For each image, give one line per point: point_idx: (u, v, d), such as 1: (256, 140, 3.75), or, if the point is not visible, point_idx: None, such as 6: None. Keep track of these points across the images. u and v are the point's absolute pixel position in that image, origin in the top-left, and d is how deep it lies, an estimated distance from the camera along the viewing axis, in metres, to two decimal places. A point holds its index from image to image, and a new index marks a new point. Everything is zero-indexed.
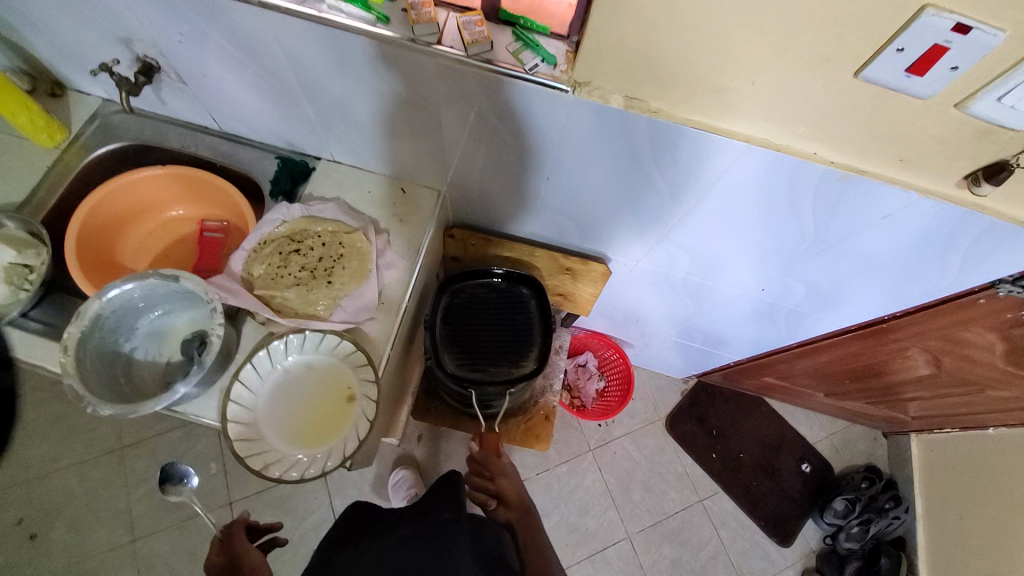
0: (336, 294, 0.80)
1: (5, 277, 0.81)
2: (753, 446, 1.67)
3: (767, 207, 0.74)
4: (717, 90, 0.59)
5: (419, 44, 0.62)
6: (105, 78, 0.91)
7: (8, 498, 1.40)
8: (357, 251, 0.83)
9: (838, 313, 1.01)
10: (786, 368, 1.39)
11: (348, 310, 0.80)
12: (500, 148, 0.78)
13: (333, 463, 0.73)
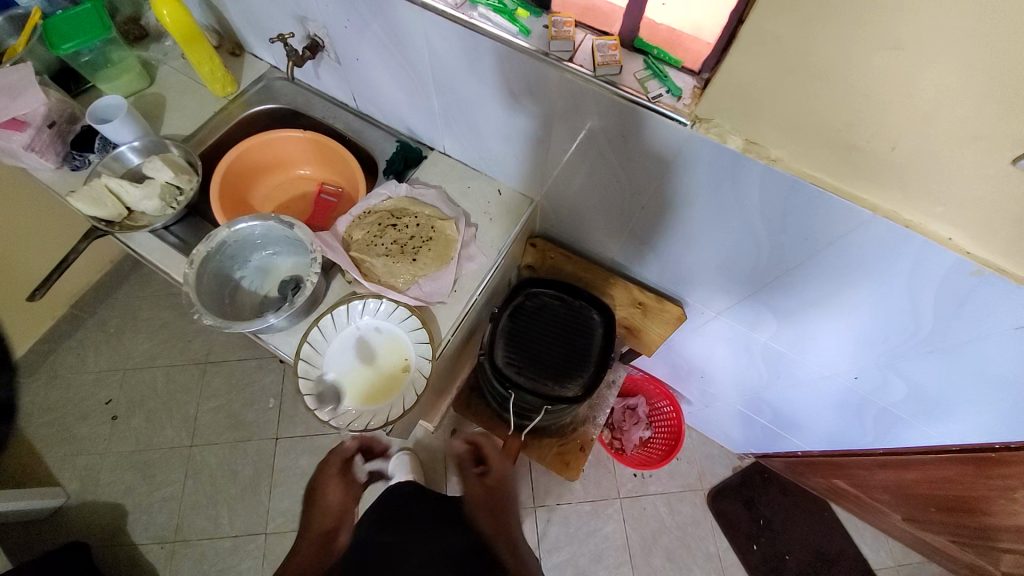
0: (417, 273, 0.85)
1: (160, 193, 0.93)
2: (802, 551, 1.52)
3: (877, 286, 0.69)
4: (847, 150, 0.55)
5: (552, 58, 0.65)
6: (277, 46, 1.04)
7: (107, 379, 1.62)
8: (446, 240, 0.87)
9: (937, 425, 0.89)
10: (862, 473, 1.25)
11: (423, 289, 0.84)
12: (602, 167, 0.79)
13: (375, 424, 0.78)
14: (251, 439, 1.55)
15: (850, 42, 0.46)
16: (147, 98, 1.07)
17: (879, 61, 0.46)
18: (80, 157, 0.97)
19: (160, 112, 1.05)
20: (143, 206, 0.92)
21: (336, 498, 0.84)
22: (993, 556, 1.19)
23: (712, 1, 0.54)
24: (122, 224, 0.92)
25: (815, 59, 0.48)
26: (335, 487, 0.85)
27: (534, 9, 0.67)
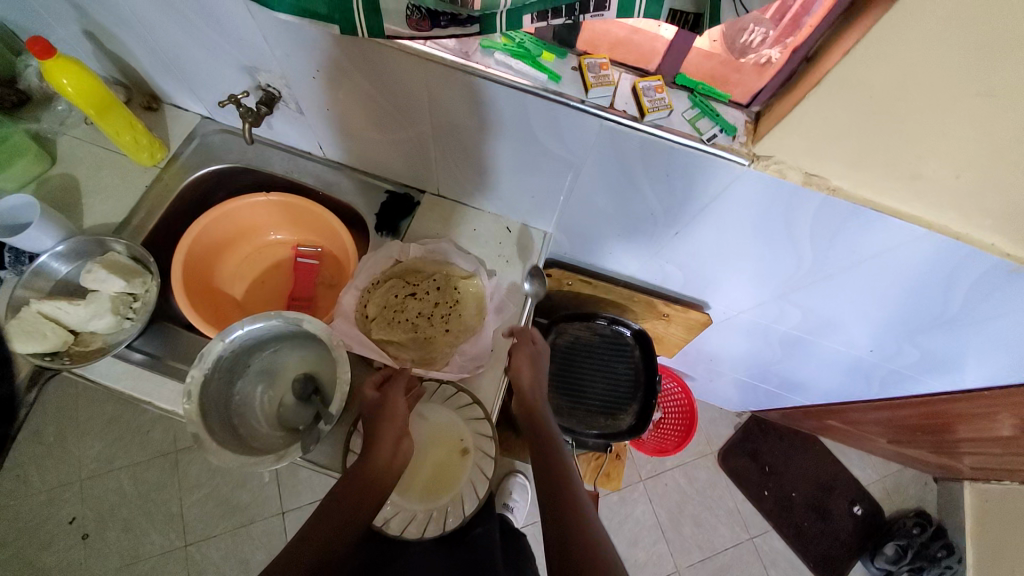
0: (453, 342, 0.78)
1: (111, 306, 0.78)
2: (806, 485, 1.65)
3: (911, 281, 0.71)
4: (911, 178, 0.54)
5: (590, 105, 0.59)
6: (230, 107, 0.89)
7: (62, 497, 1.35)
8: (473, 297, 0.81)
9: (941, 377, 0.98)
10: (854, 415, 1.35)
11: (463, 358, 0.77)
12: (634, 199, 0.75)
13: (453, 522, 0.71)
14: (254, 521, 1.43)
15: (935, 89, 0.44)
16: (53, 182, 0.87)
17: (965, 104, 0.45)
18: None
19: (78, 197, 0.87)
20: (91, 326, 0.76)
21: (388, 448, 0.64)
22: (957, 455, 1.37)
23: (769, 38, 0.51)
24: (73, 353, 0.76)
25: (896, 103, 0.47)
26: (388, 449, 0.64)
27: (558, 50, 0.60)
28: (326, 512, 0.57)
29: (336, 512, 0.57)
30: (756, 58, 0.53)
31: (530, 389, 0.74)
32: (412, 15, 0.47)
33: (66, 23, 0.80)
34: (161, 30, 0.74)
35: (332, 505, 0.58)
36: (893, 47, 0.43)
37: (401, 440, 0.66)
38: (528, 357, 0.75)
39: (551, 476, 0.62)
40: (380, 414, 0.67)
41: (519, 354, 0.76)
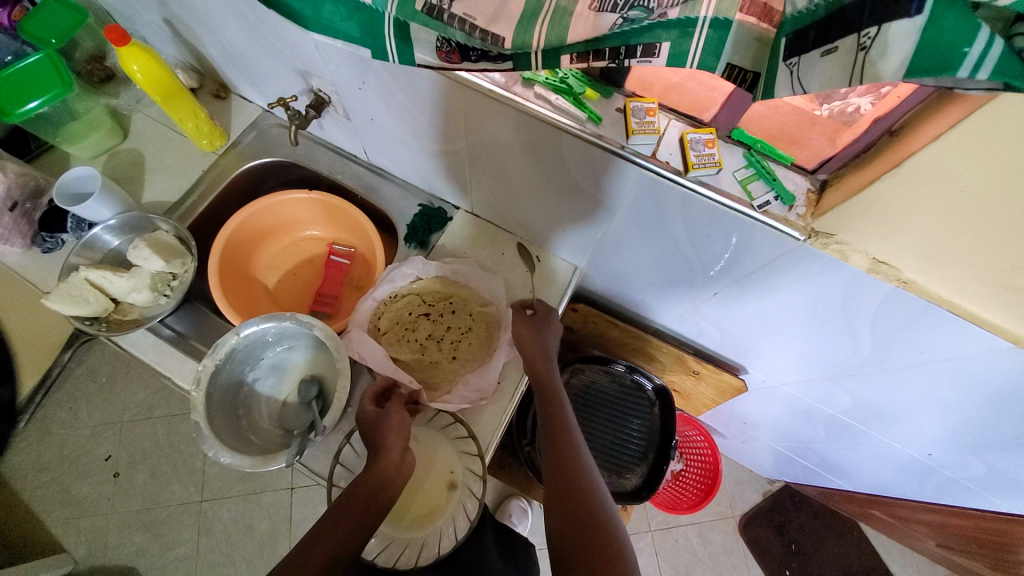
0: (460, 368, 0.76)
1: (151, 283, 0.81)
2: (834, 573, 1.49)
3: (987, 392, 0.60)
4: (1007, 288, 0.45)
5: (630, 151, 0.55)
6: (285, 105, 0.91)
7: (105, 434, 1.47)
8: (486, 326, 0.79)
9: (1014, 500, 0.83)
10: (900, 510, 1.19)
11: (466, 389, 0.75)
12: (672, 251, 0.69)
13: (427, 558, 0.68)
14: (265, 492, 1.46)
15: None
16: (123, 156, 0.94)
17: None
18: (50, 239, 0.85)
19: (141, 172, 0.93)
20: (130, 298, 0.81)
21: (393, 457, 0.61)
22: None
23: (843, 106, 0.45)
24: (110, 321, 0.81)
25: (995, 204, 0.38)
26: (395, 456, 0.61)
27: (604, 89, 0.56)
28: (327, 525, 0.54)
29: (337, 528, 0.54)
30: (843, 105, 0.45)
31: (554, 397, 0.67)
32: (442, 47, 0.44)
33: (152, 12, 0.85)
34: (229, 29, 0.77)
35: (332, 517, 0.55)
36: (995, 141, 0.35)
37: (408, 451, 0.63)
38: (535, 344, 0.71)
39: (572, 508, 0.54)
40: (385, 423, 0.64)
41: (526, 338, 0.72)
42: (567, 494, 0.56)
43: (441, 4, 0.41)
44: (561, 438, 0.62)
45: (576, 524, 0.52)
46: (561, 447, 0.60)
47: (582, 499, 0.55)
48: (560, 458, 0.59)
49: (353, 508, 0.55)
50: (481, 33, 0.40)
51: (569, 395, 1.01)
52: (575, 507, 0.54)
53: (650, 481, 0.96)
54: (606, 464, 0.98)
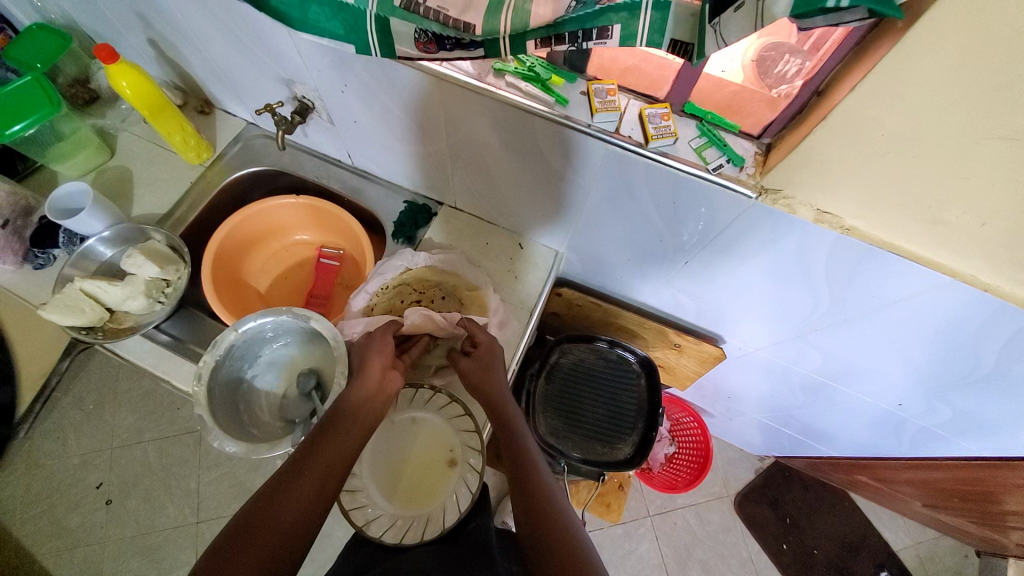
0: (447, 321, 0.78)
1: (145, 290, 0.84)
2: (829, 543, 1.53)
3: (936, 329, 0.66)
4: (932, 222, 0.51)
5: (595, 129, 0.60)
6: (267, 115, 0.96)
7: (94, 462, 1.40)
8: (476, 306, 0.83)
9: (980, 441, 0.89)
10: (883, 472, 1.24)
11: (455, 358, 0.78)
12: (642, 225, 0.74)
13: (433, 533, 0.70)
14: None
15: (949, 133, 0.43)
16: (111, 173, 0.97)
17: (986, 149, 0.42)
18: (43, 255, 0.87)
19: (130, 187, 0.96)
20: (126, 306, 0.83)
21: (374, 374, 0.66)
22: (1001, 528, 1.21)
23: (789, 88, 0.52)
24: (106, 329, 0.83)
25: (915, 140, 0.45)
26: (375, 372, 0.66)
27: (568, 75, 0.62)
28: (296, 470, 0.54)
29: (308, 474, 0.54)
30: (789, 89, 0.52)
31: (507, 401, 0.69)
32: (421, 38, 0.49)
33: (134, 32, 0.88)
34: (214, 44, 0.81)
35: (307, 457, 0.55)
36: (901, 83, 0.41)
37: (389, 370, 0.68)
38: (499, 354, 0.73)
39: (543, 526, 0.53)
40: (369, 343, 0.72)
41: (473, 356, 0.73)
42: (539, 516, 0.55)
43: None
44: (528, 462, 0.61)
45: (552, 545, 0.51)
46: (526, 468, 0.60)
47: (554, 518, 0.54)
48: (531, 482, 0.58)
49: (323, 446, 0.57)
50: (454, 21, 0.45)
51: (558, 374, 1.06)
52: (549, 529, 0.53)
53: (642, 450, 0.99)
54: (599, 437, 1.02)
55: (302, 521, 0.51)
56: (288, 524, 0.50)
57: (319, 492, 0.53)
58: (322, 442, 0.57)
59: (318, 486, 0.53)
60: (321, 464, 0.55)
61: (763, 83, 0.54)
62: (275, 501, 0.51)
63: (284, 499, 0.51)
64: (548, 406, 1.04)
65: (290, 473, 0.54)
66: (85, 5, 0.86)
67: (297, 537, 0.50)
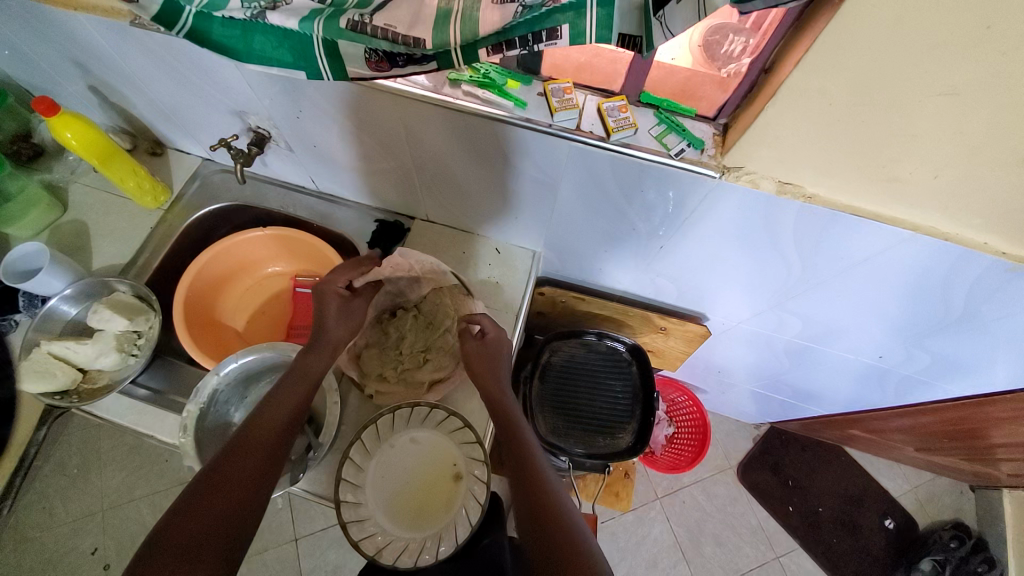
0: (401, 268, 0.83)
1: (116, 344, 0.81)
2: (833, 499, 1.57)
3: (906, 282, 0.69)
4: (889, 180, 0.54)
5: (556, 128, 0.61)
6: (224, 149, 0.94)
7: (86, 527, 1.32)
8: (449, 293, 0.85)
9: (959, 381, 0.93)
10: (875, 423, 1.28)
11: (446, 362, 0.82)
12: (613, 215, 0.75)
13: (447, 550, 0.68)
14: (267, 550, 1.36)
15: (893, 95, 0.45)
16: (66, 228, 0.93)
17: (927, 105, 0.45)
18: (3, 321, 0.83)
19: (88, 240, 0.92)
20: (98, 364, 0.80)
21: (303, 380, 0.69)
22: (992, 461, 1.27)
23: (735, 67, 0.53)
24: (80, 391, 0.80)
25: (862, 106, 0.47)
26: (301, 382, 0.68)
27: (524, 78, 0.62)
28: (217, 471, 0.54)
29: (232, 473, 0.55)
30: (737, 67, 0.53)
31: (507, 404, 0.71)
32: (371, 57, 0.49)
33: (72, 80, 0.85)
34: (158, 83, 0.79)
35: (226, 460, 0.56)
36: (843, 53, 0.43)
37: None
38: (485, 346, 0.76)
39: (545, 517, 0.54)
40: (324, 351, 0.73)
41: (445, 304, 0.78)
42: (540, 513, 0.55)
43: (363, 19, 0.45)
44: (530, 465, 0.61)
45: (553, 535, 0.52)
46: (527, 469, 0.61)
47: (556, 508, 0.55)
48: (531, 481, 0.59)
49: (248, 450, 0.58)
50: (403, 38, 0.45)
51: (551, 372, 1.06)
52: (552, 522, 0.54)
53: (643, 436, 0.99)
54: (599, 429, 1.02)
55: (227, 519, 0.51)
56: (212, 520, 0.50)
57: (250, 494, 0.54)
58: (247, 445, 0.58)
59: (251, 489, 0.55)
60: (247, 468, 0.56)
61: (712, 64, 0.55)
62: (203, 500, 0.51)
63: (212, 497, 0.52)
64: (545, 406, 1.04)
65: (210, 474, 0.54)
66: (16, 58, 0.83)
67: (224, 537, 0.49)
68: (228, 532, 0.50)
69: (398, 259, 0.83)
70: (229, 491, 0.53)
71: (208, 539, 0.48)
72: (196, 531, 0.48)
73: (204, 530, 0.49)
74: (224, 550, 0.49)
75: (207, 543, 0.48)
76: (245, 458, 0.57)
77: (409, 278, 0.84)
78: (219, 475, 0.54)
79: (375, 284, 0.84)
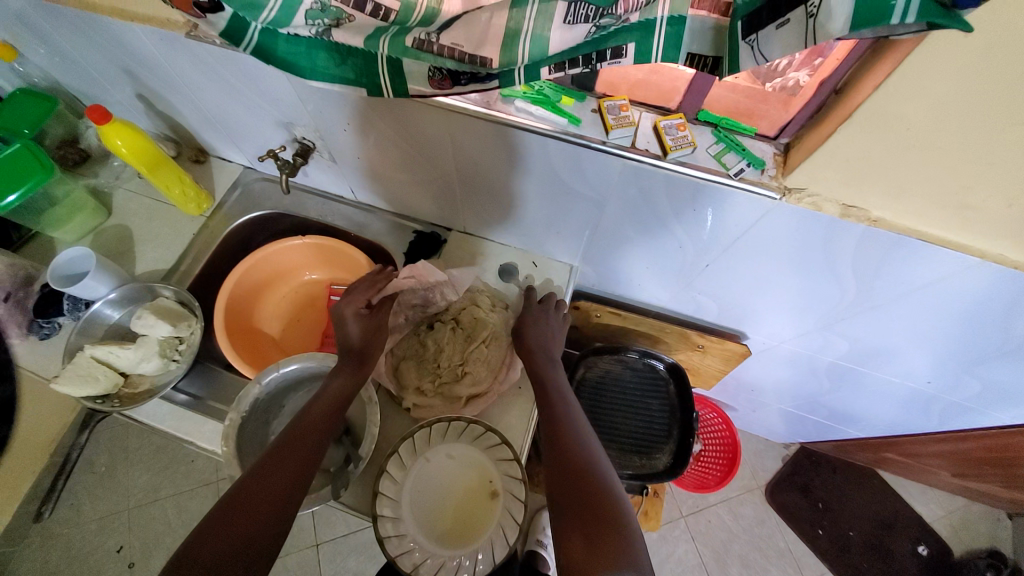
0: (422, 279, 0.83)
1: (159, 350, 0.82)
2: (864, 523, 1.52)
3: (968, 309, 0.66)
4: (960, 207, 0.52)
5: (611, 145, 0.59)
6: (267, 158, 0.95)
7: (112, 526, 1.32)
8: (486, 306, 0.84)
9: (1013, 410, 0.89)
10: (914, 448, 1.23)
11: (484, 374, 0.80)
12: (660, 232, 0.74)
13: (485, 569, 0.67)
14: (289, 554, 1.36)
15: (979, 124, 0.43)
16: (109, 233, 0.94)
17: (1013, 135, 0.42)
18: (48, 324, 0.85)
19: (131, 245, 0.94)
20: (141, 369, 0.81)
21: (343, 393, 0.69)
22: None
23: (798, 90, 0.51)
24: (122, 395, 0.81)
25: (944, 132, 0.45)
26: (337, 396, 0.68)
27: (578, 94, 0.61)
28: (250, 484, 0.55)
29: (265, 486, 0.55)
30: (783, 82, 0.51)
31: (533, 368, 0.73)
32: (434, 75, 0.49)
33: (121, 88, 0.87)
34: (207, 94, 0.80)
35: (259, 475, 0.56)
36: (926, 79, 0.41)
37: None
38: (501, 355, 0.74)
39: (594, 520, 0.52)
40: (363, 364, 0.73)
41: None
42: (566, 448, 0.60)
43: (429, 38, 0.46)
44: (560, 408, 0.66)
45: (593, 516, 0.52)
46: (562, 436, 0.62)
47: (606, 509, 0.53)
48: (561, 436, 0.62)
49: (281, 463, 0.58)
50: (469, 56, 0.46)
51: (589, 387, 1.05)
52: (601, 529, 0.51)
53: (681, 459, 0.99)
54: (637, 449, 1.01)
55: (251, 533, 0.51)
56: (236, 535, 0.50)
57: (275, 508, 0.54)
58: (283, 459, 0.58)
59: (277, 506, 0.54)
60: (279, 480, 0.56)
61: (757, 79, 0.53)
62: (230, 514, 0.52)
63: (241, 510, 0.52)
64: None
65: (239, 489, 0.55)
66: (70, 66, 0.84)
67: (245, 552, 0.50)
68: (250, 549, 0.50)
69: (420, 271, 0.84)
70: (259, 506, 0.53)
71: (231, 554, 0.49)
72: (223, 544, 0.50)
73: (228, 545, 0.50)
74: (248, 565, 0.50)
75: (231, 559, 0.49)
76: (276, 471, 0.57)
77: (425, 288, 0.84)
78: (252, 489, 0.55)
79: (394, 297, 0.82)
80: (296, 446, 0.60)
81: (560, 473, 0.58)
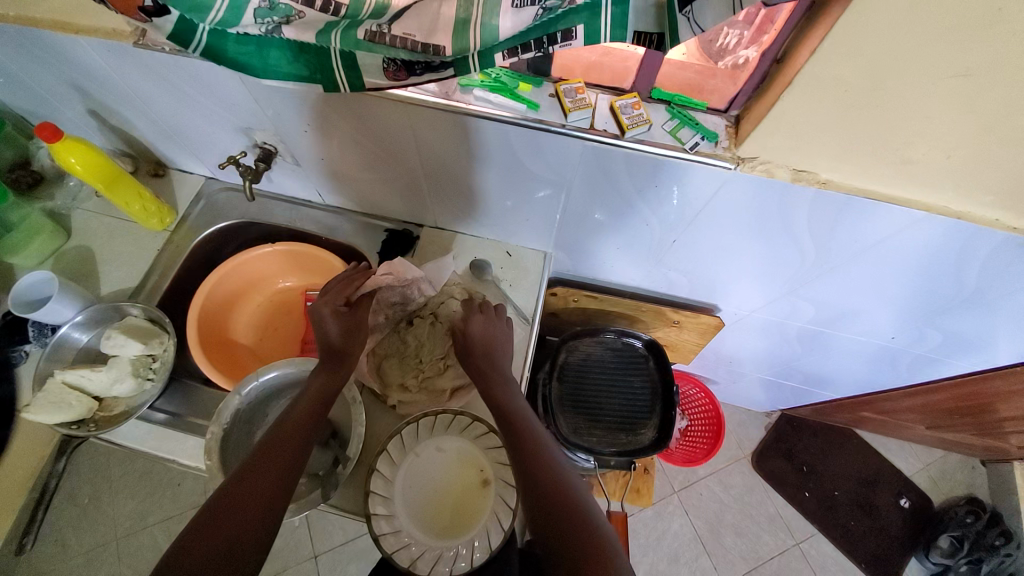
0: (398, 278, 0.84)
1: (132, 370, 0.80)
2: (848, 482, 1.58)
3: (920, 262, 0.69)
4: (902, 162, 0.54)
5: (570, 127, 0.61)
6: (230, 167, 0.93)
7: (99, 559, 1.28)
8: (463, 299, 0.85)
9: (972, 357, 0.94)
10: (887, 404, 1.29)
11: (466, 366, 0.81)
12: (626, 210, 0.75)
13: (482, 556, 0.68)
14: (287, 568, 1.34)
15: (909, 80, 0.46)
16: (71, 255, 0.92)
17: (940, 88, 0.45)
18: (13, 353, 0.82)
19: (94, 266, 0.91)
20: (115, 391, 0.79)
21: (324, 394, 0.68)
22: (1002, 435, 1.28)
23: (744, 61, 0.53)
24: (97, 419, 0.79)
25: (878, 91, 0.47)
26: (318, 397, 0.68)
27: (535, 79, 0.62)
28: (233, 490, 0.55)
29: (248, 491, 0.55)
30: (734, 59, 0.53)
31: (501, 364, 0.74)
32: (390, 67, 0.50)
33: (70, 104, 0.84)
34: (161, 105, 0.78)
35: (242, 480, 0.56)
36: (857, 41, 0.43)
37: None
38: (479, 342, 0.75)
39: (563, 524, 0.53)
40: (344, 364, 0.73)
41: (476, 326, 0.76)
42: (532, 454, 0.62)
43: (381, 30, 0.46)
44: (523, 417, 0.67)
45: (563, 521, 0.54)
46: (527, 441, 0.63)
47: (575, 512, 0.55)
48: (527, 443, 0.63)
49: (264, 467, 0.58)
50: (422, 46, 0.46)
51: (570, 370, 1.06)
52: (568, 534, 0.52)
53: (665, 431, 1.00)
54: (621, 426, 1.02)
55: (236, 537, 0.51)
56: (220, 541, 0.50)
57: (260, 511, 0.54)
58: (266, 463, 0.58)
59: (262, 510, 0.54)
60: (262, 486, 0.56)
61: (709, 59, 0.54)
62: (214, 520, 0.52)
63: (224, 516, 0.52)
64: (566, 405, 1.04)
65: (223, 495, 0.54)
66: (14, 85, 0.82)
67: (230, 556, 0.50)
68: (235, 553, 0.50)
69: (396, 269, 0.84)
70: (244, 509, 0.53)
71: (214, 562, 0.49)
72: (207, 551, 0.49)
73: (214, 552, 0.49)
74: (233, 573, 0.49)
75: (218, 565, 0.49)
76: (261, 474, 0.57)
77: (402, 285, 0.84)
78: (235, 493, 0.54)
79: (373, 294, 0.82)
80: (278, 450, 0.60)
81: (535, 499, 0.57)
